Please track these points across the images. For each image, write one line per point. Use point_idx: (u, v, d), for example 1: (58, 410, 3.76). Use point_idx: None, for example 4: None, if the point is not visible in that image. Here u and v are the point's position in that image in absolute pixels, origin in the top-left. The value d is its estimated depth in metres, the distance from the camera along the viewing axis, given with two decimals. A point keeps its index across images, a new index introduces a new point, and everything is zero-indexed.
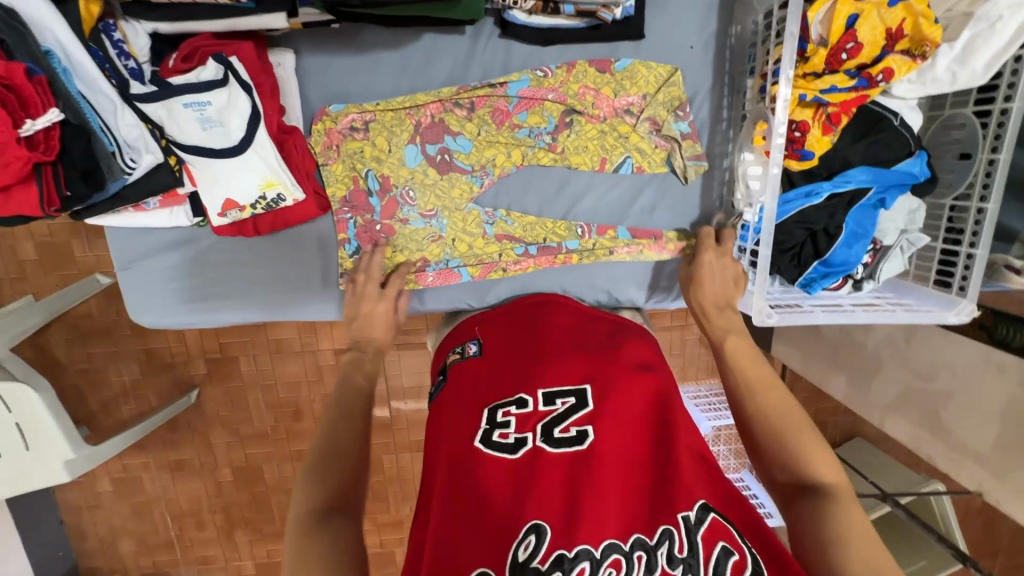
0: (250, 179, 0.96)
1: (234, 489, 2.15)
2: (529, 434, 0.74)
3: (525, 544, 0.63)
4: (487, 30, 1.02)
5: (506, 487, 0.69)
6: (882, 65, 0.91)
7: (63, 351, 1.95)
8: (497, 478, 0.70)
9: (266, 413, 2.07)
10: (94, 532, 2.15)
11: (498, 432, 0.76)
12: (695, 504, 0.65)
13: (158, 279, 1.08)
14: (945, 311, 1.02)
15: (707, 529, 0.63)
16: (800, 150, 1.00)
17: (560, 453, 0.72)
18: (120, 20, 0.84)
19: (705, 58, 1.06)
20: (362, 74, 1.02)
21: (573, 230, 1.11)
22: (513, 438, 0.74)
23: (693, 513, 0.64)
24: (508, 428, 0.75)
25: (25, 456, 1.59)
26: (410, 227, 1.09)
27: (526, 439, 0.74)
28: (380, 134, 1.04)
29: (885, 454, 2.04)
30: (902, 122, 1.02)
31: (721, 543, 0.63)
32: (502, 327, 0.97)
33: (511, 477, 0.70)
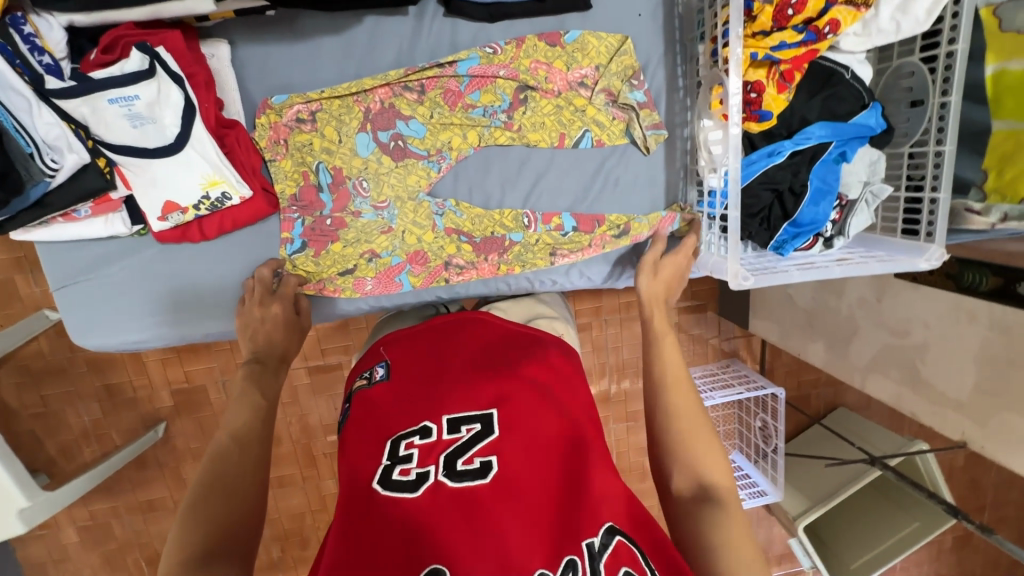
0: (190, 179, 0.91)
1: None
2: (432, 469, 0.70)
3: None
4: (430, 9, 0.99)
5: (403, 533, 0.64)
6: (827, 17, 0.90)
7: (13, 396, 1.83)
8: (395, 521, 0.66)
9: None
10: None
11: (399, 469, 0.71)
12: (599, 529, 0.65)
13: (101, 298, 1.01)
14: (915, 258, 1.03)
15: (611, 555, 0.64)
16: (758, 111, 0.99)
17: (462, 487, 0.68)
18: (30, 12, 0.77)
19: (655, 25, 1.05)
20: (304, 63, 0.98)
21: (520, 221, 1.08)
22: (414, 474, 0.70)
23: (597, 539, 0.65)
24: (409, 465, 0.71)
25: None
26: (362, 220, 1.04)
27: (428, 474, 0.70)
28: (329, 124, 1.00)
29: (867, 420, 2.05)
30: (853, 76, 1.03)
31: (624, 567, 0.64)
32: (409, 344, 0.91)
33: (411, 519, 0.66)
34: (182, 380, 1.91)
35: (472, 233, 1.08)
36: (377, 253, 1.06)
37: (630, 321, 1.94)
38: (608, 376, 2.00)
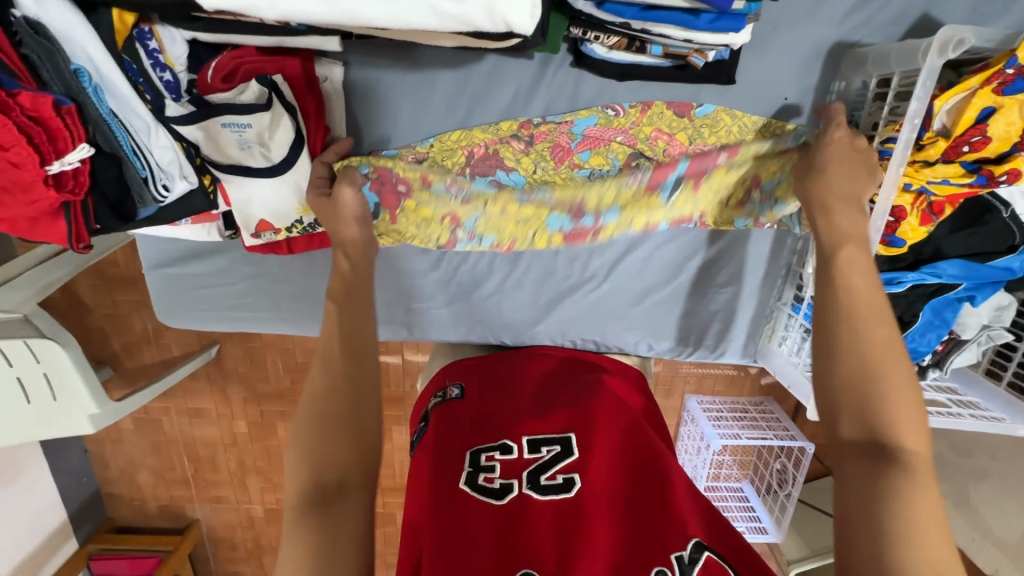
0: (286, 204, 0.91)
1: (251, 442, 2.16)
2: (515, 481, 0.74)
3: None
4: (558, 57, 0.90)
5: (491, 534, 0.68)
6: (1008, 165, 0.78)
7: (88, 296, 1.90)
8: (483, 524, 0.69)
9: (284, 373, 2.08)
10: (115, 463, 2.16)
11: (483, 477, 0.75)
12: (688, 544, 0.65)
13: (187, 284, 1.04)
14: (1016, 421, 0.95)
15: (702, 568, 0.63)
16: (889, 236, 0.90)
17: (546, 500, 0.71)
18: (155, 24, 0.74)
19: (799, 111, 0.94)
20: (413, 94, 0.92)
21: (620, 176, 0.97)
22: (498, 484, 0.74)
23: (686, 552, 0.64)
24: (492, 475, 0.75)
25: None
26: (433, 189, 0.97)
27: (513, 486, 0.73)
28: (430, 173, 0.97)
29: None
30: (1012, 215, 0.90)
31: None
32: (489, 370, 0.96)
33: (496, 524, 0.69)
34: None
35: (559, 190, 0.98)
36: (457, 220, 1.00)
37: None
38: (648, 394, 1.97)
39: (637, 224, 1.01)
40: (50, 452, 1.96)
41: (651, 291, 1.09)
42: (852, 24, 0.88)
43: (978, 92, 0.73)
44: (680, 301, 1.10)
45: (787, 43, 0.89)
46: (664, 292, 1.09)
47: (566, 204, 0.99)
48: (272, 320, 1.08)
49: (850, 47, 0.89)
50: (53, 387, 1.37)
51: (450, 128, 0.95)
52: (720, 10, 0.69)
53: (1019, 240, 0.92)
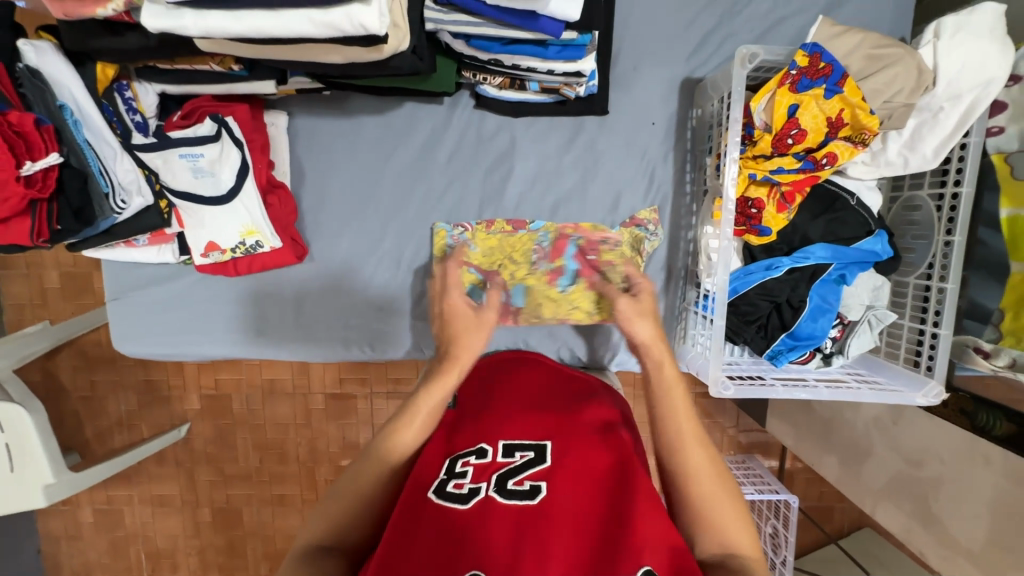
0: (232, 225, 1.05)
1: (213, 533, 2.04)
2: (483, 485, 0.71)
3: None
4: (463, 100, 1.11)
5: (452, 536, 0.65)
6: (826, 150, 0.95)
7: (69, 377, 1.94)
8: (444, 526, 0.66)
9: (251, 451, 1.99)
10: (70, 564, 2.05)
11: (453, 482, 0.72)
12: (639, 569, 0.60)
13: (146, 310, 1.16)
14: (913, 391, 1.00)
15: None
16: (756, 225, 1.03)
17: (511, 504, 0.68)
18: (133, 80, 0.96)
19: (668, 134, 1.13)
20: (347, 135, 1.12)
21: (530, 253, 1.11)
22: (467, 488, 0.71)
23: None
24: (463, 479, 0.72)
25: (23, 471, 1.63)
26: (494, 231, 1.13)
27: (480, 489, 0.70)
28: (486, 239, 1.12)
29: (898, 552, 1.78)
30: (859, 202, 1.05)
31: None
32: (480, 380, 0.96)
33: (459, 524, 0.66)
34: (212, 387, 1.97)
35: (483, 265, 1.09)
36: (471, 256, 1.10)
37: None
38: None
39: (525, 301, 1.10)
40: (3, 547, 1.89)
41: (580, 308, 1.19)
42: (694, 65, 1.11)
43: (778, 92, 0.91)
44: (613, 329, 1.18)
45: (646, 80, 1.11)
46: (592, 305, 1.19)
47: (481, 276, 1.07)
48: (223, 342, 1.17)
49: (696, 82, 1.12)
50: (12, 459, 1.37)
51: (379, 161, 1.13)
52: (563, 43, 0.90)
53: (873, 223, 1.05)
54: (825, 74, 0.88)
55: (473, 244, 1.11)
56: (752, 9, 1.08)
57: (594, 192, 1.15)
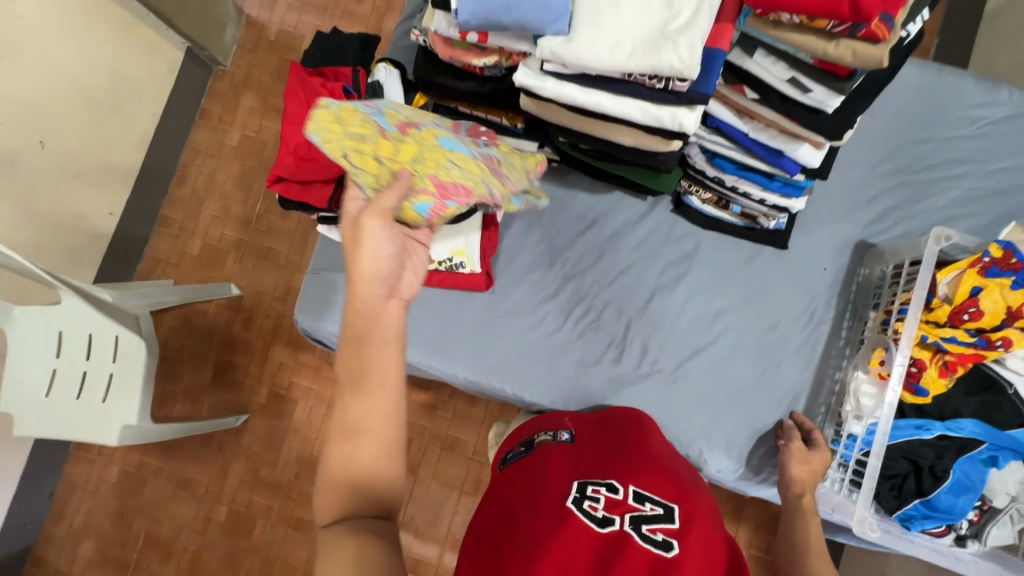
0: (448, 243, 1.22)
1: (218, 540, 1.83)
2: (617, 518, 0.78)
3: None
4: (664, 203, 1.29)
5: (591, 551, 0.73)
6: (1001, 333, 1.04)
7: (162, 335, 1.93)
8: (585, 545, 0.74)
9: (292, 463, 1.86)
10: (71, 519, 1.85)
11: (589, 504, 0.80)
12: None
13: (335, 291, 1.29)
14: None
15: None
16: (914, 383, 1.10)
17: (644, 547, 0.75)
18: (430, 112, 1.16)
19: (833, 282, 1.26)
20: (558, 202, 1.31)
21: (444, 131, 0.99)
22: (601, 514, 0.79)
23: None
24: (598, 504, 0.80)
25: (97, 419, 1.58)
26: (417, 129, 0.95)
27: (615, 521, 0.78)
28: (331, 120, 0.82)
29: None
30: (1016, 392, 1.11)
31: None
32: (593, 425, 1.03)
33: (595, 545, 0.74)
34: (284, 386, 1.91)
35: (426, 125, 0.98)
36: (386, 124, 0.90)
37: None
38: None
39: (368, 168, 0.79)
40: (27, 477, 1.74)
41: (724, 414, 1.23)
42: (869, 232, 1.26)
43: (967, 272, 1.03)
44: (751, 431, 1.22)
45: (824, 232, 1.27)
46: (737, 417, 1.23)
47: (385, 119, 0.90)
48: None
49: (869, 246, 1.26)
50: (108, 390, 1.33)
51: (576, 229, 1.30)
52: (787, 181, 1.07)
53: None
54: (1015, 268, 1.01)
55: (331, 131, 0.80)
56: (932, 201, 1.25)
57: (756, 311, 1.26)
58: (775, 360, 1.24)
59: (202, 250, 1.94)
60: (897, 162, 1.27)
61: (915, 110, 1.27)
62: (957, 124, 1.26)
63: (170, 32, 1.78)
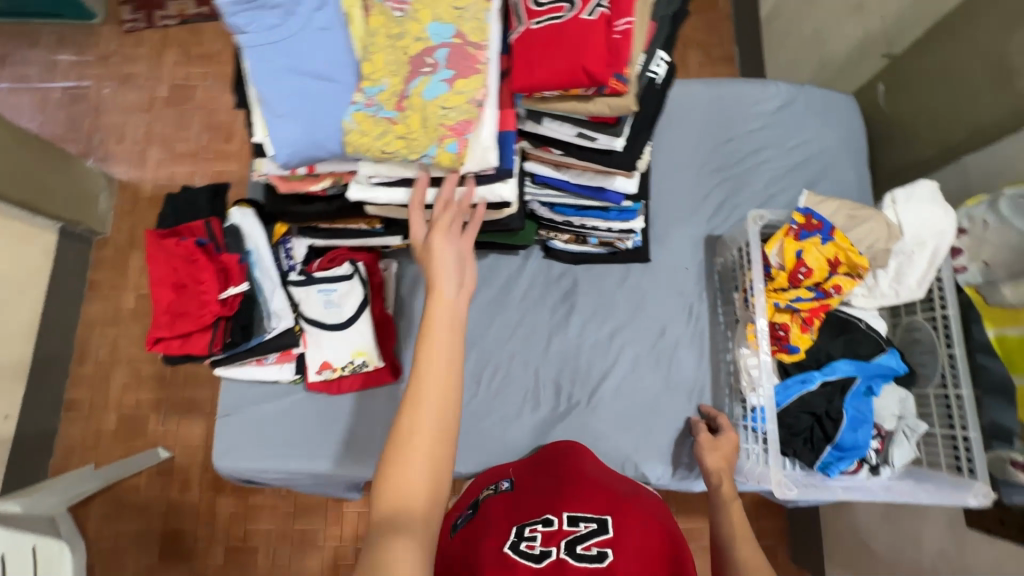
0: (346, 347, 1.27)
1: None
2: (554, 548, 0.84)
3: None
4: (534, 253, 1.41)
5: None
6: (832, 282, 1.20)
7: (92, 528, 1.78)
8: None
9: None
10: None
11: (525, 544, 0.86)
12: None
13: (248, 427, 1.28)
14: (962, 492, 1.09)
15: None
16: (786, 344, 1.24)
17: (580, 566, 0.81)
18: (294, 235, 1.24)
19: (698, 277, 1.41)
20: (440, 278, 1.39)
21: None
22: (538, 550, 0.85)
23: None
24: (534, 542, 0.86)
25: None
26: None
27: (551, 552, 0.83)
28: None
29: None
30: (867, 325, 1.27)
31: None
32: (533, 470, 1.11)
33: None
34: (240, 537, 1.80)
35: None
36: None
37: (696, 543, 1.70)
38: None
39: None
40: None
41: (650, 424, 1.31)
42: (713, 225, 1.44)
43: (785, 240, 1.20)
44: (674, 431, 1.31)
45: (678, 237, 1.43)
46: (660, 423, 1.31)
47: None
48: (314, 456, 1.26)
49: (717, 237, 1.43)
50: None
51: None
52: (620, 208, 1.22)
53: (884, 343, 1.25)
54: (818, 227, 1.19)
55: None
56: (753, 187, 1.45)
57: (643, 322, 1.38)
58: (673, 360, 1.35)
59: (119, 424, 1.86)
60: (715, 162, 1.47)
61: (713, 118, 1.49)
62: (750, 120, 1.49)
63: (39, 219, 1.76)
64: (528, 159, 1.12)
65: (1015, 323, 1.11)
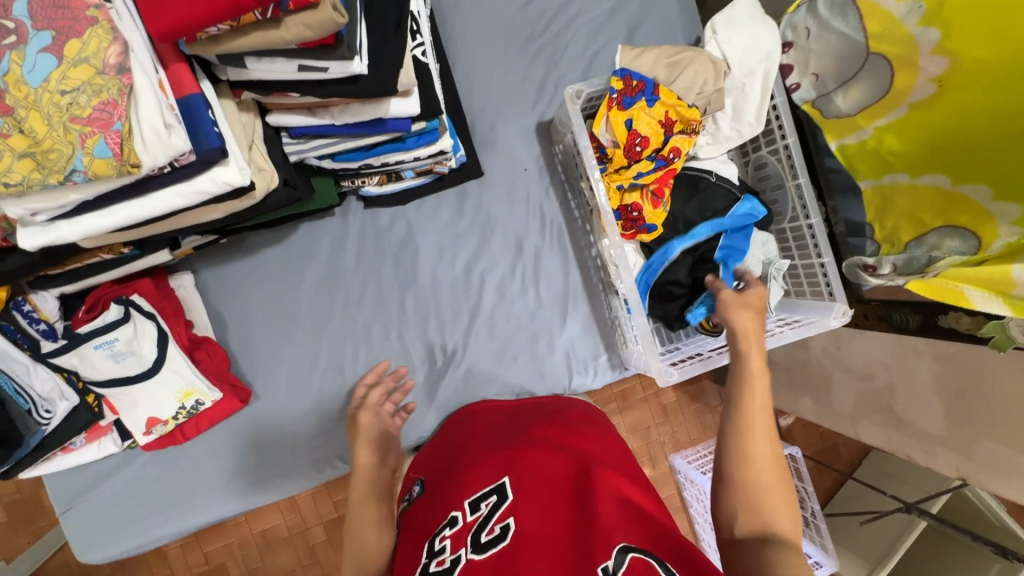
0: (167, 394, 1.05)
1: None
2: (461, 551, 0.73)
3: None
4: (352, 205, 1.19)
5: None
6: (669, 146, 1.09)
7: None
8: None
9: None
10: None
11: (436, 562, 0.74)
12: (612, 552, 0.64)
13: (101, 510, 1.11)
14: (825, 317, 1.12)
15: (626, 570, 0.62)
16: (643, 225, 1.13)
17: (486, 556, 0.70)
18: (29, 292, 0.96)
19: (540, 174, 1.25)
20: (255, 272, 1.17)
21: None
22: (448, 562, 0.73)
23: (611, 561, 0.63)
24: (442, 556, 0.74)
25: None
26: None
27: (459, 556, 0.72)
28: None
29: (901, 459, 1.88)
30: (718, 176, 1.18)
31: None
32: (438, 455, 0.99)
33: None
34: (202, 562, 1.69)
35: None
36: None
37: (629, 409, 1.77)
38: (658, 461, 1.77)
39: None
40: None
41: (533, 345, 1.24)
42: (541, 110, 1.25)
43: (610, 114, 1.05)
44: (557, 343, 1.25)
45: (506, 135, 1.24)
46: (544, 341, 1.25)
47: None
48: (194, 510, 1.13)
49: (549, 122, 1.25)
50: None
51: (292, 284, 1.18)
52: (417, 133, 0.99)
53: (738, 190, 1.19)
54: (640, 89, 1.04)
55: None
56: (572, 51, 1.24)
57: (497, 244, 1.24)
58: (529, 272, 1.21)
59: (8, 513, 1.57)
60: (522, 31, 1.23)
61: None
62: None
63: None
64: (270, 110, 0.87)
65: (851, 131, 1.05)
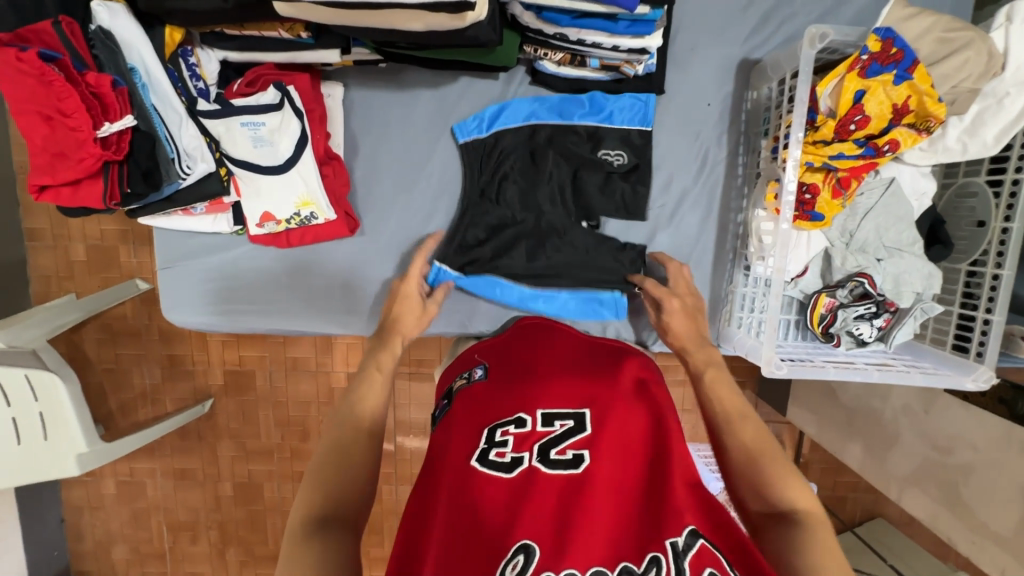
0: (288, 195, 1.05)
1: (234, 506, 1.88)
2: (526, 455, 0.73)
3: (513, 564, 0.61)
4: (519, 77, 1.11)
5: (503, 502, 0.67)
6: (888, 137, 0.95)
7: (91, 348, 1.77)
8: (491, 495, 0.68)
9: (273, 429, 1.83)
10: (92, 533, 1.88)
11: (495, 452, 0.74)
12: (683, 530, 0.62)
13: (191, 278, 1.16)
14: (962, 376, 1.01)
15: (695, 555, 0.60)
16: (810, 211, 1.02)
17: (555, 474, 0.70)
18: (196, 46, 0.96)
19: (721, 116, 1.13)
20: (400, 109, 1.12)
21: None
22: (509, 458, 0.73)
23: (681, 539, 0.61)
24: (505, 449, 0.74)
25: (39, 447, 1.20)
26: None
27: (523, 458, 0.72)
28: None
29: (909, 540, 1.78)
30: (898, 188, 1.07)
31: (709, 568, 0.59)
32: (507, 348, 0.95)
33: (506, 497, 0.68)
34: (235, 361, 1.80)
35: None
36: None
37: None
38: None
39: None
40: (27, 517, 1.72)
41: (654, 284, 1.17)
42: (752, 46, 1.10)
43: (847, 77, 0.91)
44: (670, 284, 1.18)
45: (702, 61, 1.11)
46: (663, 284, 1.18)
47: None
48: (270, 311, 1.17)
49: (754, 63, 1.11)
50: (46, 426, 1.21)
51: (429, 136, 1.13)
52: (633, 18, 0.89)
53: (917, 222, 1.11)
54: (895, 59, 0.89)
55: None
56: None
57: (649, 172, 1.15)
58: (559, 203, 1.13)
59: (90, 254, 1.66)
60: None
61: None
62: None
63: None
64: None
65: None
